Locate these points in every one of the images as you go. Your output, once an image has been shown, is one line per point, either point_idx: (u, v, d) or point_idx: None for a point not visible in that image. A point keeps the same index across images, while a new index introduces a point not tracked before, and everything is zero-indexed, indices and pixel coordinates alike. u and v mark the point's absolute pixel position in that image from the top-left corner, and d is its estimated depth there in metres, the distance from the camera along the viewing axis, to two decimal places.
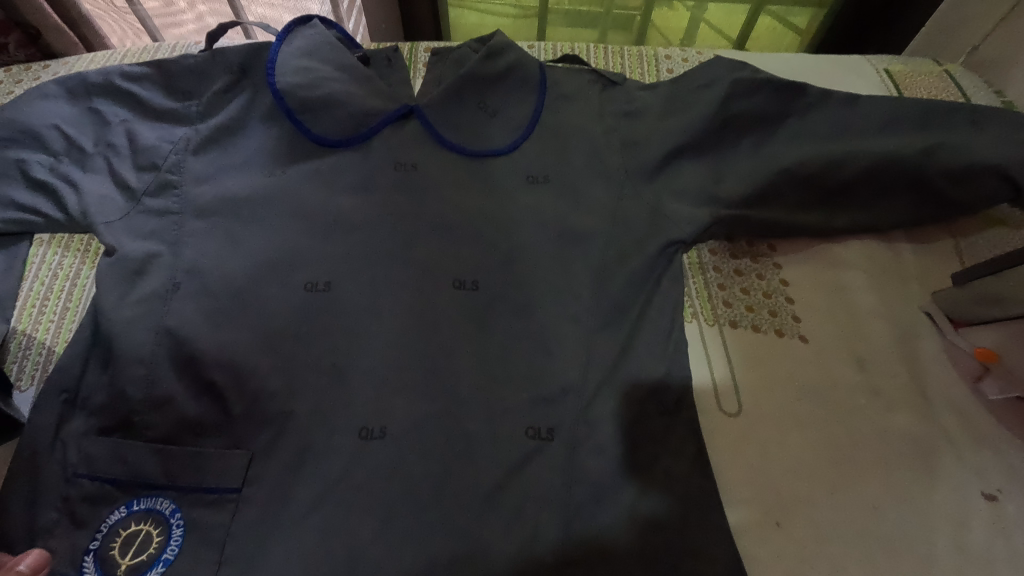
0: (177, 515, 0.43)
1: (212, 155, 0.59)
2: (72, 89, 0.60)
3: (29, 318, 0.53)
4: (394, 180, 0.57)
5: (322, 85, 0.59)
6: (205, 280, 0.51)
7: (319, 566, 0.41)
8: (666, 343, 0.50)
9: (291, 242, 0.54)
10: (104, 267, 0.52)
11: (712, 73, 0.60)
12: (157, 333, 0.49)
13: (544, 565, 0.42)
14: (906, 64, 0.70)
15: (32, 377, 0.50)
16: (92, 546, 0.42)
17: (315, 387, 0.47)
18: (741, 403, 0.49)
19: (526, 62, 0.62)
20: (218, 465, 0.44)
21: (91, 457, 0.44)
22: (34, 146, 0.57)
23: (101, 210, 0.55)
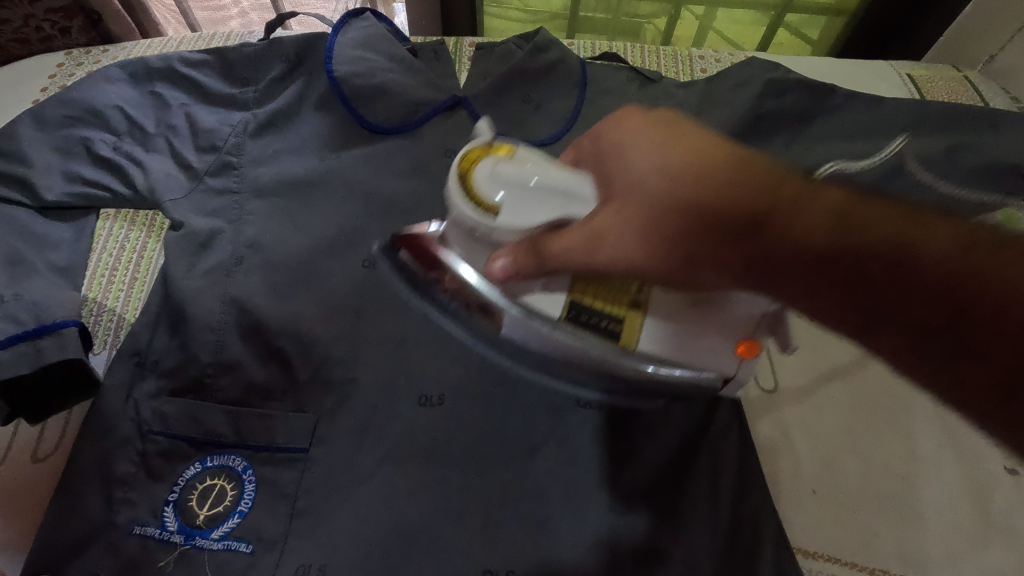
0: (249, 471, 0.46)
1: (269, 139, 0.61)
2: (133, 72, 0.62)
3: (99, 287, 0.56)
4: (446, 166, 0.60)
5: (377, 74, 0.62)
6: (267, 255, 0.54)
7: (385, 521, 0.44)
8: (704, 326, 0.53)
9: (347, 222, 0.56)
10: (172, 240, 0.54)
11: (748, 72, 0.63)
12: (224, 302, 0.51)
13: (595, 526, 0.45)
14: (928, 69, 0.73)
15: (105, 342, 0.54)
16: (171, 497, 0.45)
17: (377, 356, 0.50)
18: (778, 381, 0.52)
19: (568, 58, 0.65)
20: (287, 427, 0.47)
21: (165, 416, 0.47)
22: (98, 126, 0.59)
23: (167, 188, 0.57)
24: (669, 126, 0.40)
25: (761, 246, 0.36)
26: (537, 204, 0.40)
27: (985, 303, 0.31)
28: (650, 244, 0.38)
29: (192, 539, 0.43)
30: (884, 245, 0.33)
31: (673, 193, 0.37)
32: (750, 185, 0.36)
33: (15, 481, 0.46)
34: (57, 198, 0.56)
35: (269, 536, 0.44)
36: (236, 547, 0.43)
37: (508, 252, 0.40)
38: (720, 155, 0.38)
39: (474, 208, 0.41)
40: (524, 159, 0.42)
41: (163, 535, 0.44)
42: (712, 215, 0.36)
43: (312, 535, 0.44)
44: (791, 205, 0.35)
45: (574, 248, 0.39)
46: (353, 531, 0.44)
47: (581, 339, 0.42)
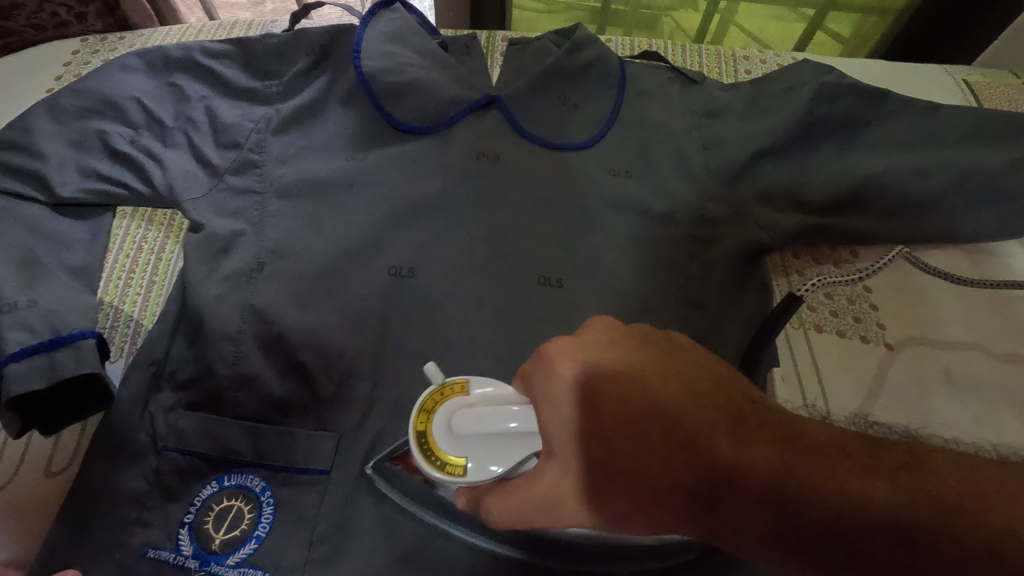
0: (267, 493, 0.43)
1: (292, 136, 0.58)
2: (152, 62, 0.59)
3: (115, 290, 0.54)
4: (476, 167, 0.57)
5: (407, 70, 0.59)
6: (290, 260, 0.51)
7: (411, 549, 0.42)
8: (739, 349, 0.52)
9: (373, 226, 0.53)
10: (191, 243, 0.52)
11: (797, 76, 0.60)
12: (243, 310, 0.48)
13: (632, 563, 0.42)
14: (985, 74, 0.68)
15: (122, 349, 0.52)
16: (187, 519, 0.42)
17: (404, 371, 0.47)
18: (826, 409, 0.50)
19: (607, 56, 0.62)
20: (307, 446, 0.45)
21: (180, 432, 0.45)
22: (114, 118, 0.56)
23: (186, 186, 0.54)
24: (625, 339, 0.35)
25: (726, 515, 0.29)
26: (514, 457, 0.33)
27: (996, 572, 0.25)
28: (621, 509, 0.31)
29: (208, 565, 0.41)
30: (854, 490, 0.28)
31: (610, 439, 0.31)
32: (681, 429, 0.31)
33: (25, 495, 0.44)
34: (71, 194, 0.53)
35: (288, 564, 0.42)
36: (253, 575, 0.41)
37: (477, 497, 0.34)
38: (662, 376, 0.33)
39: (438, 471, 0.33)
40: (484, 402, 0.34)
41: (177, 560, 0.41)
42: (651, 483, 0.30)
43: (334, 563, 0.42)
44: (748, 456, 0.30)
45: (531, 511, 0.31)
46: (377, 560, 0.42)
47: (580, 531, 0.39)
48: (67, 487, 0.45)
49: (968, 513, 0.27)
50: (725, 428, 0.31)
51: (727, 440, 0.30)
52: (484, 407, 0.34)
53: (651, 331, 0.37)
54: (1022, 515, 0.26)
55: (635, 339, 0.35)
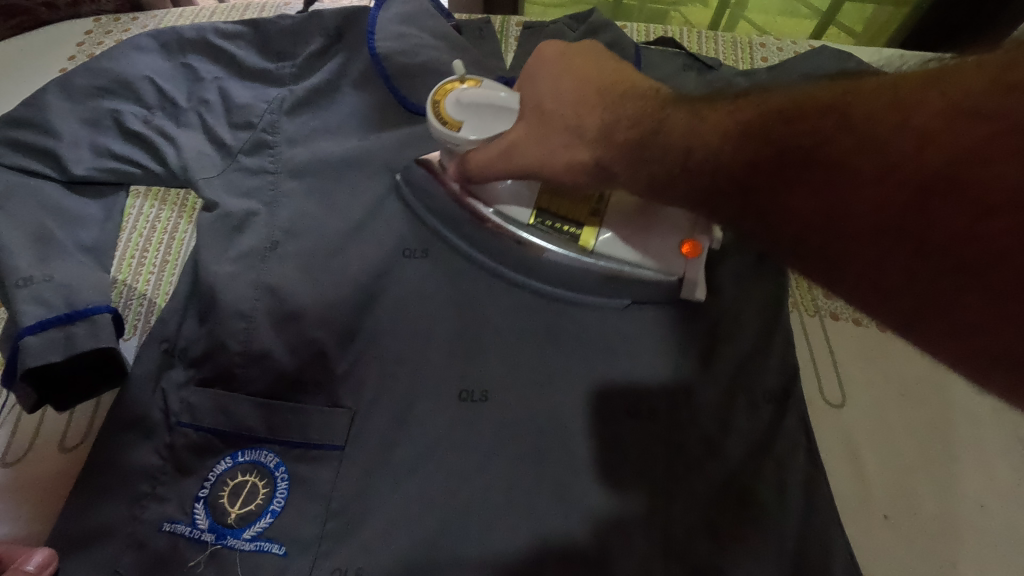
0: (282, 468, 0.43)
1: (306, 117, 0.58)
2: (166, 42, 0.59)
3: (128, 269, 0.54)
4: None
5: (421, 52, 0.58)
6: (304, 240, 0.51)
7: (426, 525, 0.42)
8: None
9: (386, 206, 0.53)
10: (205, 222, 0.51)
11: (814, 63, 0.60)
12: (256, 289, 0.48)
13: (646, 541, 0.42)
14: None
15: (135, 328, 0.52)
16: (202, 493, 0.42)
17: (417, 350, 0.48)
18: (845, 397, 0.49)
19: (623, 40, 0.62)
20: (321, 422, 0.45)
21: (193, 408, 0.45)
22: (128, 97, 0.56)
23: (199, 165, 0.54)
24: (586, 53, 0.44)
25: (654, 158, 0.37)
26: (498, 126, 0.46)
27: (903, 199, 0.25)
28: (551, 146, 0.42)
29: (224, 539, 0.41)
30: (778, 144, 0.30)
31: (555, 110, 0.42)
32: (603, 96, 0.41)
33: (39, 470, 0.44)
34: (85, 172, 0.53)
35: (303, 538, 0.42)
36: (269, 548, 0.41)
37: (465, 159, 0.47)
38: (595, 77, 0.42)
39: (442, 126, 0.47)
40: (493, 86, 0.47)
41: (193, 533, 0.41)
42: (621, 142, 0.38)
43: (349, 539, 0.42)
44: (709, 149, 0.33)
45: (489, 163, 0.45)
46: (393, 535, 0.42)
47: (548, 242, 0.48)
48: (82, 463, 0.45)
49: (890, 138, 0.25)
50: (685, 112, 0.36)
51: (686, 130, 0.35)
52: (488, 89, 0.47)
53: (614, 57, 0.45)
54: (951, 102, 0.24)
55: (586, 51, 0.44)
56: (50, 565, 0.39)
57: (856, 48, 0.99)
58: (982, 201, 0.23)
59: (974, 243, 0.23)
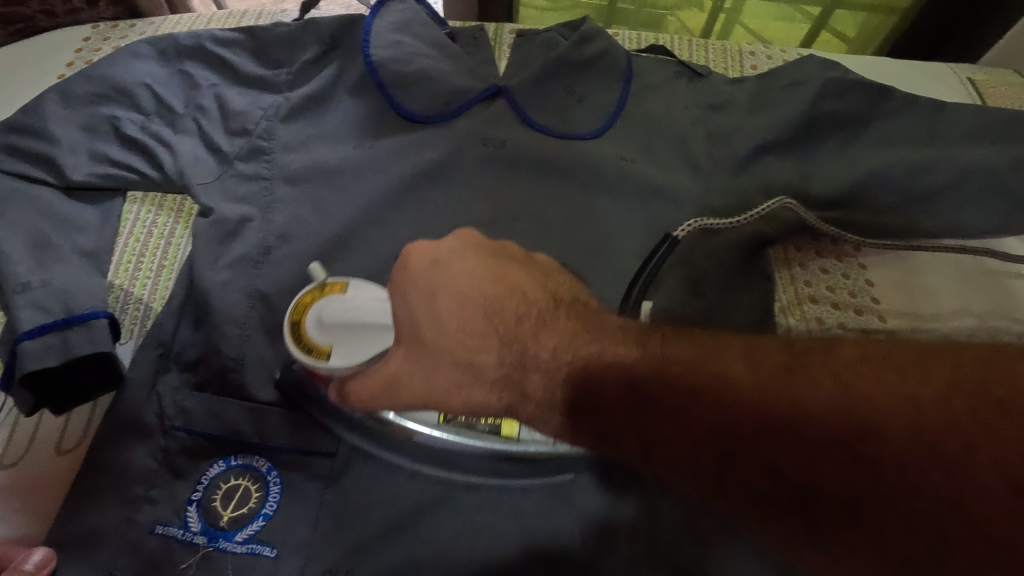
0: (274, 472, 0.44)
1: (301, 124, 0.58)
2: (163, 50, 0.59)
3: (125, 274, 0.55)
4: (483, 157, 0.57)
5: (415, 60, 0.59)
6: (298, 246, 0.52)
7: (416, 529, 0.43)
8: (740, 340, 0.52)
9: (378, 215, 0.54)
10: (200, 227, 0.52)
11: (803, 71, 0.61)
12: (251, 294, 0.49)
13: (634, 547, 0.42)
14: (990, 73, 0.69)
15: (131, 331, 0.52)
16: (194, 497, 0.43)
17: None
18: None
19: (614, 49, 0.63)
20: (312, 427, 0.45)
21: (188, 412, 0.45)
22: (126, 104, 0.56)
23: (196, 171, 0.55)
24: (486, 249, 0.39)
25: (581, 386, 0.34)
26: (364, 348, 0.40)
27: (865, 480, 0.27)
28: (442, 383, 0.36)
29: (216, 541, 0.42)
30: (744, 405, 0.30)
31: (445, 325, 0.36)
32: (504, 332, 0.36)
33: (35, 473, 0.45)
34: (83, 177, 0.54)
35: (295, 541, 0.42)
36: (261, 551, 0.42)
37: (342, 387, 0.39)
38: (503, 291, 0.37)
39: (303, 353, 0.41)
40: (354, 297, 0.43)
41: (185, 536, 0.42)
42: (560, 363, 0.35)
43: (340, 542, 0.42)
44: (670, 378, 0.32)
45: (377, 395, 0.37)
46: (384, 538, 0.42)
47: (464, 438, 0.43)
48: (78, 466, 0.45)
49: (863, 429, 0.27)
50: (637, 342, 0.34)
51: (641, 353, 0.34)
52: (355, 301, 0.42)
53: (511, 245, 0.40)
54: (911, 402, 0.27)
55: (490, 248, 0.39)
56: (50, 564, 0.40)
57: (847, 55, 1.01)
58: (954, 496, 0.25)
59: (924, 543, 0.25)
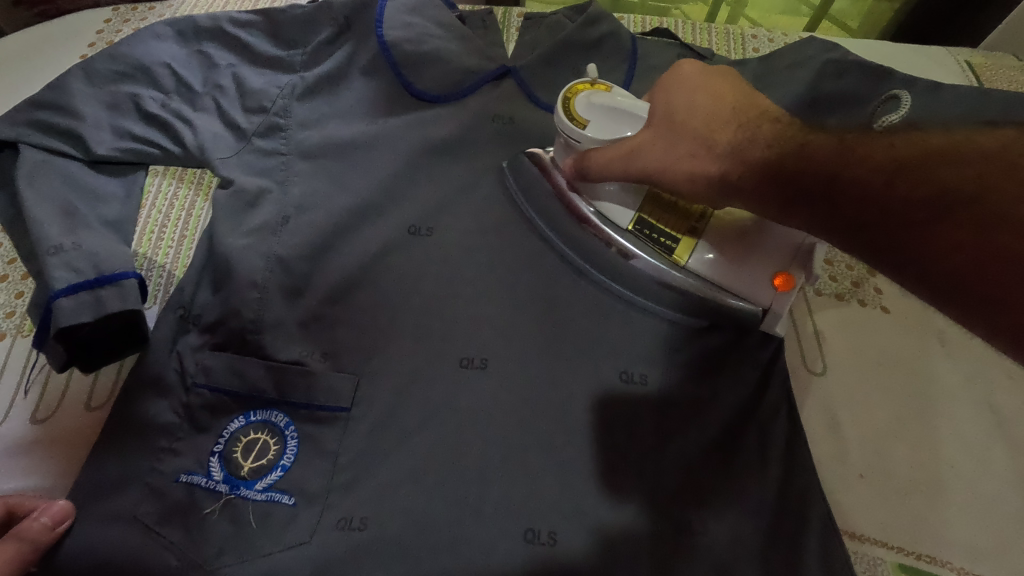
0: (291, 427, 0.46)
1: (317, 102, 0.61)
2: (183, 30, 0.61)
3: (148, 243, 0.57)
4: (492, 133, 0.59)
5: (426, 41, 0.61)
6: (314, 216, 0.54)
7: (426, 480, 0.45)
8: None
9: (391, 185, 0.56)
10: (221, 198, 0.54)
11: (803, 53, 0.62)
12: (269, 261, 0.51)
13: (635, 498, 0.45)
14: (988, 56, 0.70)
15: (155, 297, 0.55)
16: (216, 448, 0.45)
17: (420, 319, 0.50)
18: (826, 367, 0.53)
19: (619, 31, 0.64)
20: (328, 385, 0.47)
21: (208, 370, 0.47)
22: (147, 82, 0.58)
23: (215, 146, 0.57)
24: (725, 77, 0.45)
25: (749, 158, 0.39)
26: (626, 130, 0.47)
27: (968, 215, 0.30)
28: (678, 151, 0.43)
29: (237, 490, 0.44)
30: (884, 159, 0.33)
31: (690, 111, 0.43)
32: (732, 121, 0.42)
33: (65, 426, 0.47)
34: (106, 152, 0.56)
35: (311, 491, 0.44)
36: (279, 499, 0.44)
37: (585, 157, 0.49)
38: (727, 97, 0.43)
39: (570, 123, 0.48)
40: (619, 96, 0.48)
41: (208, 485, 0.44)
42: (739, 141, 0.40)
43: (354, 492, 0.44)
44: (824, 147, 0.36)
45: (616, 159, 0.46)
46: (396, 489, 0.44)
47: (642, 249, 0.49)
48: (104, 421, 0.48)
49: (993, 181, 0.29)
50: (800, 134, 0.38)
51: (806, 137, 0.37)
52: (619, 96, 0.48)
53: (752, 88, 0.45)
54: None
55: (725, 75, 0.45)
56: (67, 520, 0.42)
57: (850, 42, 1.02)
58: None
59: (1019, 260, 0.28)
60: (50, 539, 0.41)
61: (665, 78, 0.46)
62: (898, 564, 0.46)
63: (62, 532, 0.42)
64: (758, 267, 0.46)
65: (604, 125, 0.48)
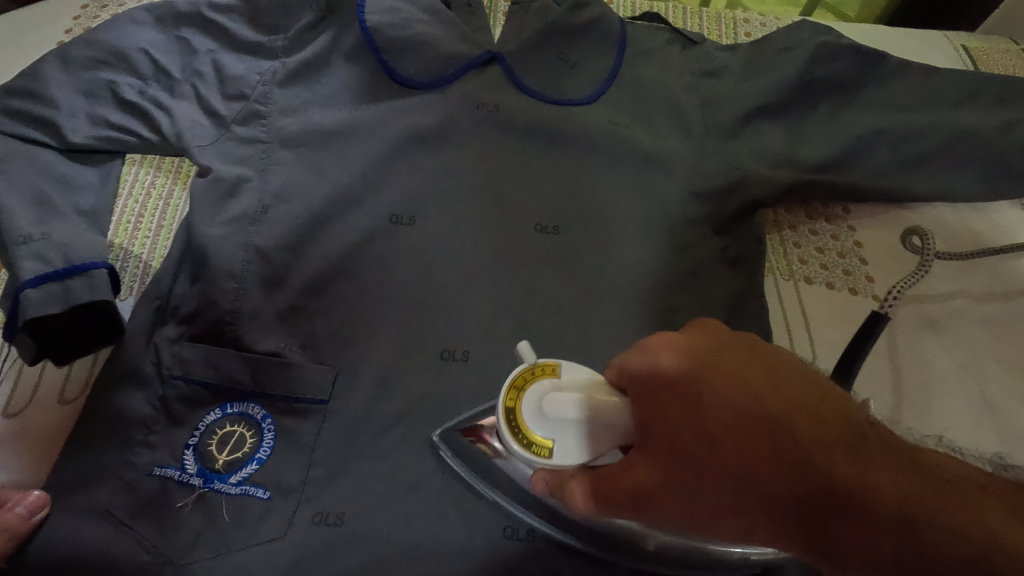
0: (268, 420, 0.45)
1: (298, 89, 0.59)
2: (160, 16, 0.60)
3: (125, 234, 0.56)
4: (476, 120, 0.58)
5: (410, 25, 0.60)
6: (294, 205, 0.53)
7: (404, 473, 0.44)
8: (724, 300, 0.53)
9: (372, 174, 0.55)
10: (198, 186, 0.53)
11: (795, 36, 0.61)
12: (247, 251, 0.50)
13: None
14: (985, 40, 0.69)
15: (131, 289, 0.54)
16: (192, 441, 0.44)
17: (401, 310, 0.49)
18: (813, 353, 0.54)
19: (608, 15, 0.63)
20: (306, 376, 0.46)
21: (184, 361, 0.46)
22: (123, 69, 0.57)
23: (193, 134, 0.56)
24: (716, 348, 0.33)
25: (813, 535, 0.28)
26: (577, 437, 0.35)
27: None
28: (668, 502, 0.31)
29: (211, 483, 0.43)
30: (953, 519, 0.26)
31: (685, 423, 0.31)
32: (759, 491, 0.29)
33: (38, 419, 0.46)
34: (82, 140, 0.54)
35: (287, 484, 0.43)
36: (254, 493, 0.43)
37: (562, 481, 0.35)
38: (731, 383, 0.31)
39: (524, 450, 0.36)
40: (573, 387, 0.37)
41: (182, 478, 0.43)
42: (765, 435, 0.29)
43: (331, 485, 0.43)
44: (871, 489, 0.27)
45: (614, 489, 0.32)
46: (373, 482, 0.43)
47: (655, 537, 0.39)
48: (78, 415, 0.47)
49: None
50: (843, 449, 0.28)
51: (845, 465, 0.28)
52: (573, 387, 0.37)
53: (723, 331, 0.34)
54: None
55: (705, 348, 0.33)
56: (43, 509, 0.42)
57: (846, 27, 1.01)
58: None
59: None
60: (27, 529, 0.41)
61: (624, 356, 0.35)
62: None
63: (39, 522, 0.42)
64: None
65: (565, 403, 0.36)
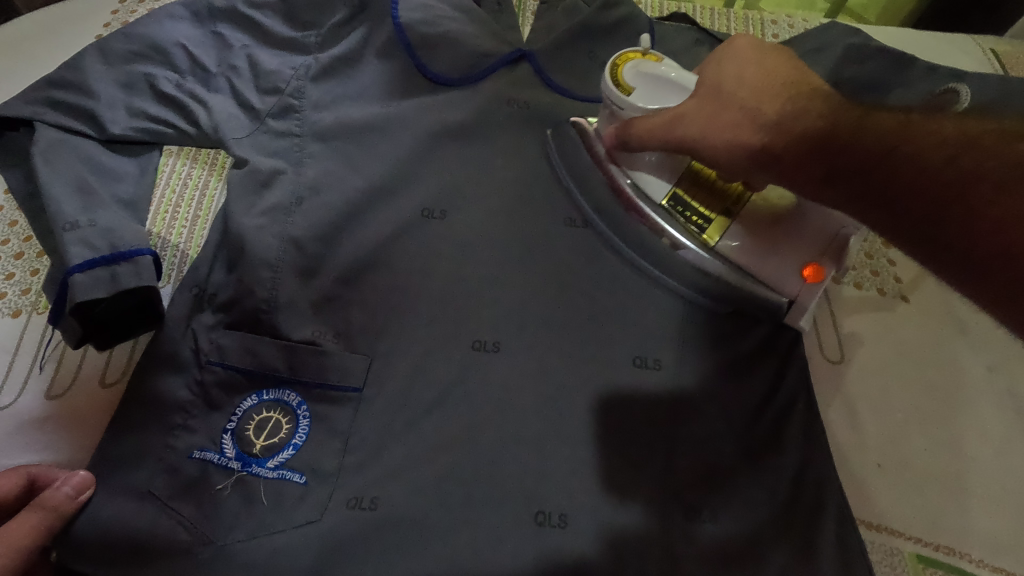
0: (304, 407, 0.46)
1: (331, 84, 0.60)
2: (198, 10, 0.61)
3: (162, 223, 0.58)
4: (506, 116, 0.59)
5: (441, 23, 0.61)
6: (327, 197, 0.53)
7: (437, 461, 0.44)
8: None
9: (404, 166, 0.56)
10: (235, 177, 0.54)
11: (823, 39, 0.61)
12: (283, 241, 0.51)
13: (645, 480, 0.45)
14: (1014, 44, 0.69)
15: (170, 277, 0.55)
16: (229, 426, 0.45)
17: (432, 300, 0.50)
18: (840, 335, 0.54)
19: (637, 15, 0.63)
20: (340, 365, 0.47)
21: (222, 348, 0.47)
22: (161, 62, 0.58)
23: (229, 126, 0.57)
24: (774, 56, 0.42)
25: (790, 158, 0.38)
26: (674, 97, 0.48)
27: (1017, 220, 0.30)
28: (722, 122, 0.42)
29: (249, 467, 0.44)
30: (950, 143, 0.32)
31: (744, 77, 0.42)
32: (762, 118, 0.40)
33: (80, 402, 0.48)
34: (121, 131, 0.56)
35: (322, 469, 0.44)
36: (290, 477, 0.44)
37: (626, 124, 0.49)
38: (767, 74, 0.41)
39: (615, 88, 0.49)
40: (664, 69, 0.48)
41: (221, 461, 0.44)
42: (778, 104, 0.40)
43: (366, 472, 0.44)
44: (858, 130, 0.35)
45: (660, 127, 0.46)
46: (407, 470, 0.44)
47: (670, 224, 0.50)
48: (120, 398, 0.48)
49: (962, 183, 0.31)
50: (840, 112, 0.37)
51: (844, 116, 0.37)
52: (665, 63, 0.49)
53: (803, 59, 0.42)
54: None
55: (768, 51, 0.42)
56: (89, 489, 0.43)
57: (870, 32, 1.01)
58: None
59: None
60: (73, 509, 0.42)
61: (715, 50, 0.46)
62: (915, 555, 0.46)
63: (85, 502, 0.43)
64: (775, 253, 0.47)
65: (651, 87, 0.48)
